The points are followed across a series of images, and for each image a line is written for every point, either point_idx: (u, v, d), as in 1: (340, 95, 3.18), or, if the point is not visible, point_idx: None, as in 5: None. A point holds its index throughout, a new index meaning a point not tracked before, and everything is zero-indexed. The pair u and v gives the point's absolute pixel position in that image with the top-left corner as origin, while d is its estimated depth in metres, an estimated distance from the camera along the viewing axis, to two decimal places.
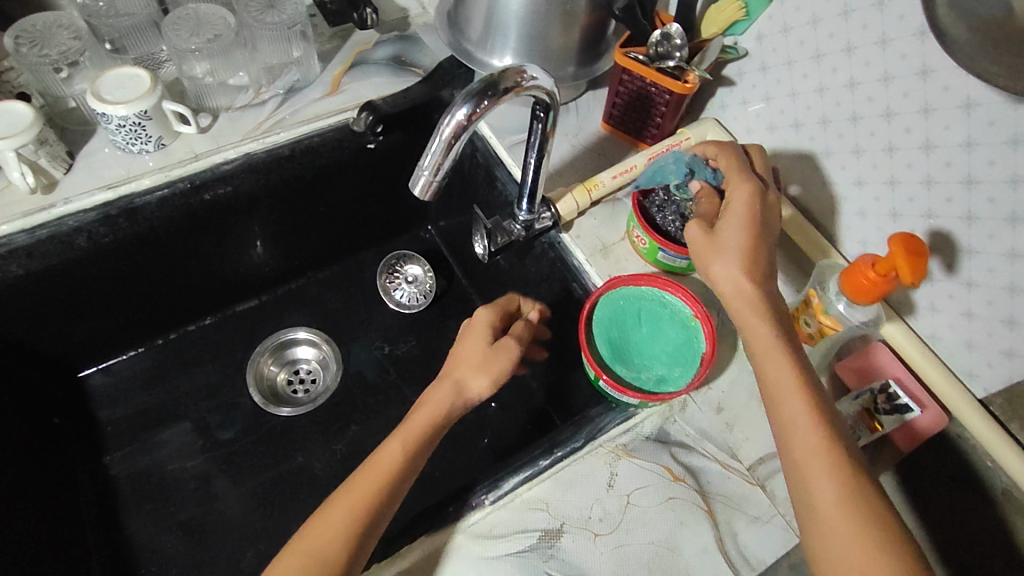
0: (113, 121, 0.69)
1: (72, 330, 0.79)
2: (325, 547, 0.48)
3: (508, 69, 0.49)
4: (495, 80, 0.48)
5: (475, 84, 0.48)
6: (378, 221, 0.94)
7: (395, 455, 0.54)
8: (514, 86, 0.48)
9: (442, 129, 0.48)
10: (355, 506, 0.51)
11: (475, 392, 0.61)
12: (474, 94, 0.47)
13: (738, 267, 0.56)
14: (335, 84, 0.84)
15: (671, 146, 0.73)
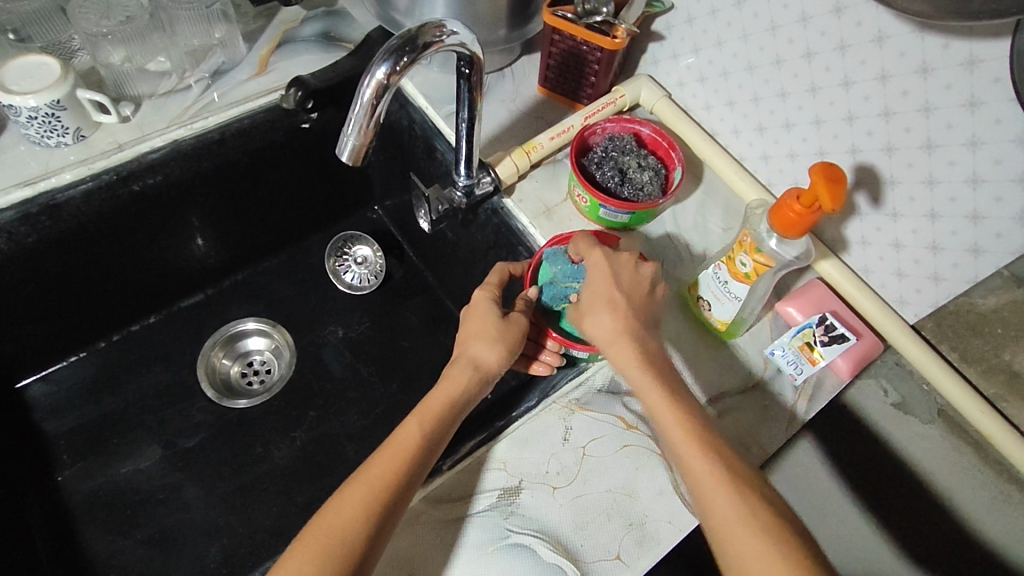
0: (23, 113, 0.66)
1: (3, 339, 0.76)
2: (337, 535, 0.48)
3: (427, 24, 0.49)
4: (415, 36, 0.49)
5: (392, 42, 0.48)
6: (321, 203, 0.93)
7: (412, 437, 0.53)
8: (434, 40, 0.49)
9: (362, 91, 0.47)
10: (371, 490, 0.50)
11: (491, 368, 0.59)
12: (392, 51, 0.47)
13: (603, 314, 0.57)
14: (263, 64, 0.81)
15: (607, 104, 0.76)
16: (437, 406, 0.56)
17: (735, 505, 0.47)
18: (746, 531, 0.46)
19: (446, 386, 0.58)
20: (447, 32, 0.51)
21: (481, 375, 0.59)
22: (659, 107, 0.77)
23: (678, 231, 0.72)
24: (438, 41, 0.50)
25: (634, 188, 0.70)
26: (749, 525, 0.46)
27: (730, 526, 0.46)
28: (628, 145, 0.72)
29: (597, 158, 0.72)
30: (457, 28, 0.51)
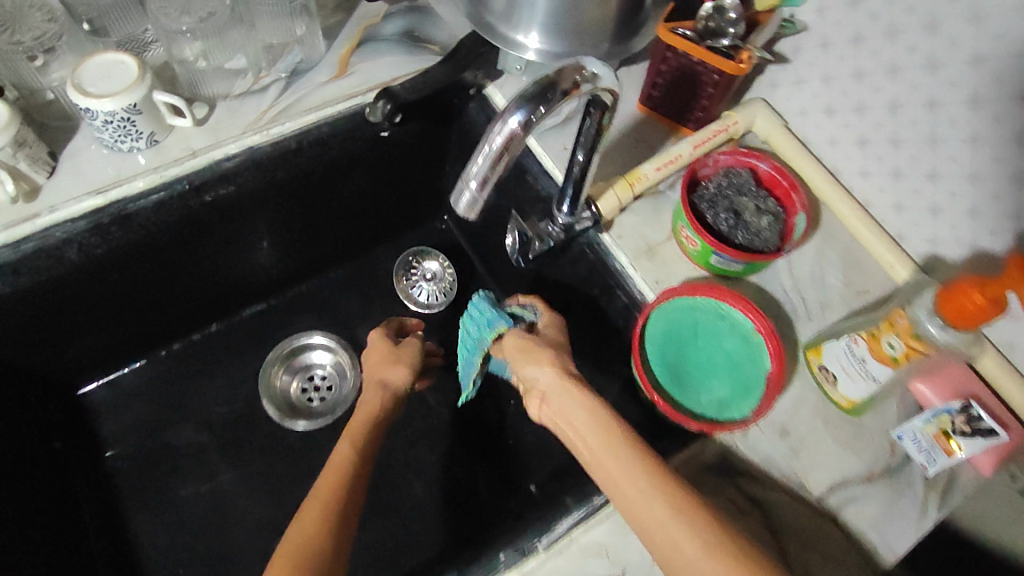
0: (99, 117, 0.61)
1: (70, 346, 0.73)
2: (294, 557, 0.43)
3: (565, 67, 0.43)
4: (554, 82, 0.42)
5: (529, 87, 0.42)
6: (390, 213, 0.88)
7: (341, 460, 0.52)
8: (574, 88, 0.43)
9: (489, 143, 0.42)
10: (320, 507, 0.47)
11: (399, 381, 0.64)
12: (530, 98, 0.41)
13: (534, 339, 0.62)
14: (342, 65, 0.75)
15: (718, 132, 0.68)
16: (365, 414, 0.59)
17: (671, 508, 0.45)
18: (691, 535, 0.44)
19: (367, 397, 0.61)
20: (586, 74, 0.44)
21: (410, 352, 0.67)
22: (775, 137, 0.70)
23: (793, 284, 0.66)
24: (578, 86, 0.43)
25: (749, 233, 0.63)
26: (692, 528, 0.44)
27: (689, 560, 0.43)
28: (746, 183, 0.65)
29: (710, 196, 0.65)
30: (597, 70, 0.44)
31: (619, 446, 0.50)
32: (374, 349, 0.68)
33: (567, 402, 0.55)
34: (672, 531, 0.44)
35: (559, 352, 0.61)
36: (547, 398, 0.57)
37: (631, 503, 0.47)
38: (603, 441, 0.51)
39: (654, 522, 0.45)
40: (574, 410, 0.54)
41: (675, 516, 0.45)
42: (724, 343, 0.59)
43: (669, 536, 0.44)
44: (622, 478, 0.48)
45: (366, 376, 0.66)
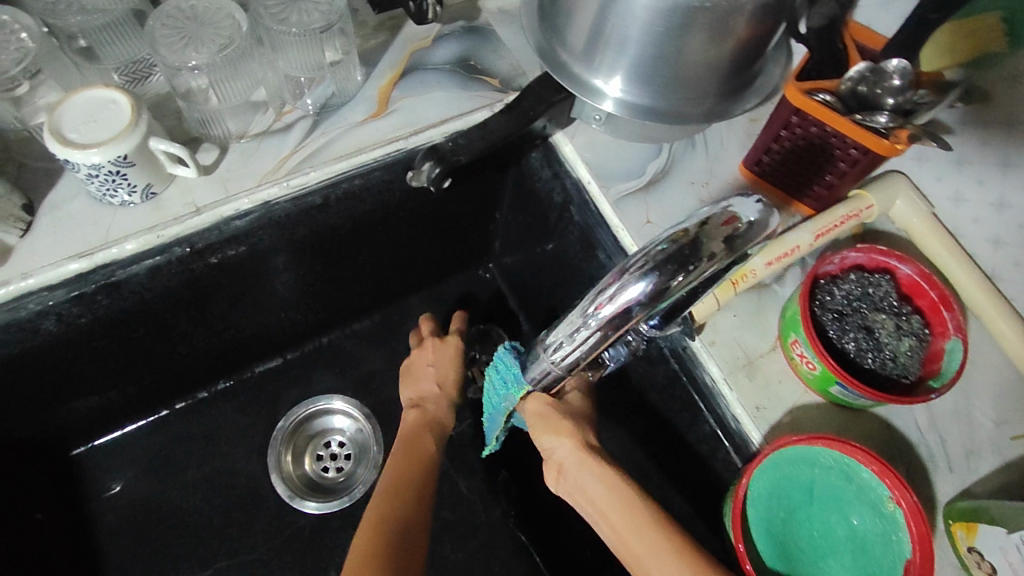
0: (81, 170, 0.50)
1: (53, 416, 0.63)
2: None
3: (712, 219, 0.33)
4: (690, 247, 0.33)
5: (658, 249, 0.33)
6: (428, 263, 0.76)
7: (378, 515, 0.54)
8: (719, 254, 0.33)
9: (590, 313, 0.36)
10: (371, 574, 0.49)
11: (421, 411, 0.64)
12: (653, 268, 0.33)
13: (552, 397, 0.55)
14: (382, 101, 0.63)
15: (847, 218, 0.54)
16: (395, 477, 0.57)
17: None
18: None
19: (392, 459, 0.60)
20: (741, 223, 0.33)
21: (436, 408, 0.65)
22: (918, 228, 0.56)
23: (929, 420, 0.52)
24: (723, 249, 0.33)
25: (882, 358, 0.50)
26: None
27: None
28: (882, 293, 0.52)
29: (834, 305, 0.52)
30: (750, 216, 0.33)
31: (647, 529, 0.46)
32: (421, 360, 0.68)
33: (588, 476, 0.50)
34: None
35: (581, 421, 0.54)
36: (568, 471, 0.52)
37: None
38: (630, 520, 0.47)
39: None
40: (598, 487, 0.49)
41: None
42: (850, 513, 0.45)
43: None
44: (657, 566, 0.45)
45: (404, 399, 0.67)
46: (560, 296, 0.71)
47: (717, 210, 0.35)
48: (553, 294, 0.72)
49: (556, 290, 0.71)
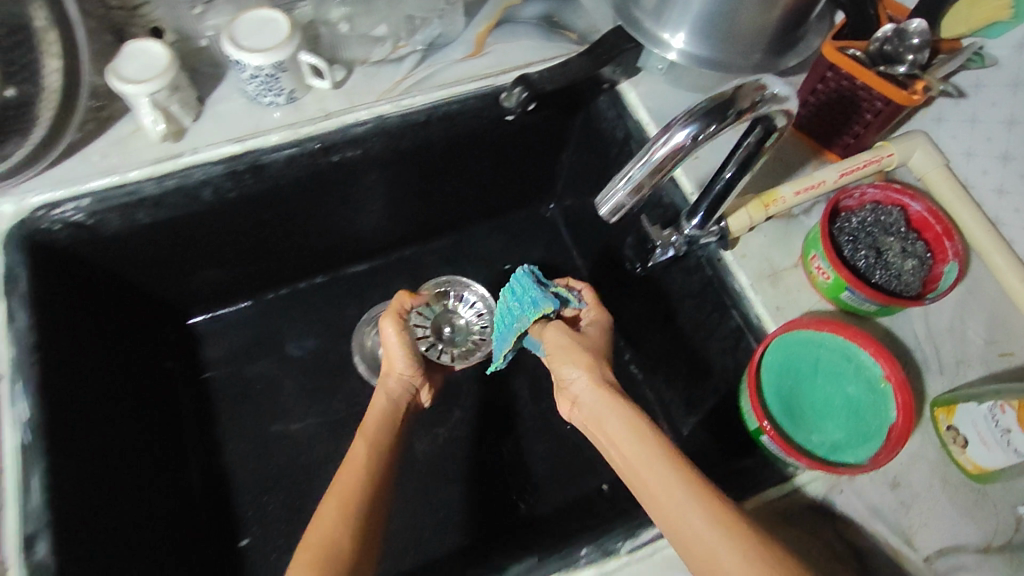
0: (247, 71, 0.63)
1: (188, 281, 0.77)
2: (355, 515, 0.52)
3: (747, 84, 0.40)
4: (730, 99, 0.40)
5: (704, 102, 0.40)
6: (499, 193, 0.88)
7: (364, 455, 0.58)
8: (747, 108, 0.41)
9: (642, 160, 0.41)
10: (348, 497, 0.53)
11: (404, 377, 0.70)
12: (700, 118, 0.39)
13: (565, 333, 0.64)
14: (479, 44, 0.75)
15: (869, 163, 0.63)
16: (377, 433, 0.62)
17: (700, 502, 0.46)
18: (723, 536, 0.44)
19: (375, 414, 0.65)
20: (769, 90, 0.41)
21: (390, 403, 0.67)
22: (933, 177, 0.64)
23: (926, 332, 0.61)
24: (753, 106, 0.41)
25: (888, 276, 0.59)
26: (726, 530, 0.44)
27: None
28: (894, 222, 0.60)
29: (850, 229, 0.61)
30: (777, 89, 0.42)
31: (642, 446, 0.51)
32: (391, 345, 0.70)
33: (601, 414, 0.55)
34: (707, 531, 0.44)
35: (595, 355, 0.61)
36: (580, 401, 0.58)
37: (659, 501, 0.48)
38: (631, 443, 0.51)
39: (684, 522, 0.46)
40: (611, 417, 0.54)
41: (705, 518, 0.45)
42: (847, 386, 0.55)
43: (697, 534, 0.45)
44: (652, 478, 0.49)
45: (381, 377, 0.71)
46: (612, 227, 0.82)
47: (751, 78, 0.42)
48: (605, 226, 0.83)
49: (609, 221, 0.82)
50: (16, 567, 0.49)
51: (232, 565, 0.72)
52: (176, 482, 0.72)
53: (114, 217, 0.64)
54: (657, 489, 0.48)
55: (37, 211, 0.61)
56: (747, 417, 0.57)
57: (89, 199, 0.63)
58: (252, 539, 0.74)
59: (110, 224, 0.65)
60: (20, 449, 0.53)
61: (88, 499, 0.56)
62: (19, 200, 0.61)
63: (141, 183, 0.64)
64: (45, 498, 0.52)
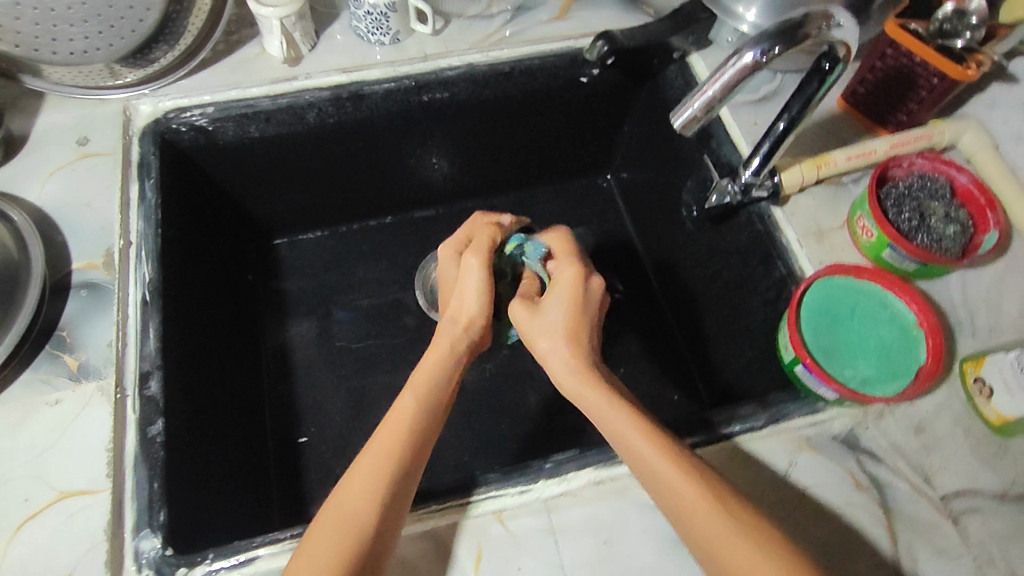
0: (364, 8, 0.72)
1: (276, 203, 0.86)
2: (352, 512, 0.46)
3: (814, 15, 0.48)
4: (798, 25, 0.47)
5: (775, 28, 0.47)
6: (563, 157, 0.94)
7: (409, 414, 0.52)
8: (811, 34, 0.48)
9: (721, 75, 0.47)
10: (379, 470, 0.48)
11: (477, 317, 0.61)
12: (771, 37, 0.46)
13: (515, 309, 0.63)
14: (563, 9, 0.82)
15: (921, 138, 0.68)
16: (426, 384, 0.55)
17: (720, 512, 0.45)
18: (748, 546, 0.43)
19: (429, 365, 0.57)
20: (830, 25, 0.49)
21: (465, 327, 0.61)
22: (980, 158, 0.68)
23: (962, 298, 0.65)
24: (817, 33, 0.48)
25: (930, 237, 0.63)
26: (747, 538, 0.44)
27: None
28: (940, 191, 0.65)
29: (896, 195, 0.65)
30: (840, 22, 0.49)
31: (652, 448, 0.49)
32: (468, 282, 0.63)
33: (603, 406, 0.53)
34: (730, 542, 0.44)
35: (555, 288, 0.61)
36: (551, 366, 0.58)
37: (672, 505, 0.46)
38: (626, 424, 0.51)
39: (704, 527, 0.45)
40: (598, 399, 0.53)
41: (723, 527, 0.44)
42: (881, 330, 0.60)
43: (717, 544, 0.44)
44: (665, 482, 0.47)
45: (442, 319, 0.61)
46: (665, 193, 0.87)
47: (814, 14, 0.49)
48: (660, 193, 0.89)
49: (664, 187, 0.87)
50: (132, 396, 0.57)
51: (290, 457, 0.79)
52: (248, 377, 0.80)
53: (231, 126, 0.72)
54: (671, 492, 0.47)
55: (168, 113, 0.70)
56: (785, 351, 0.61)
57: (212, 108, 0.71)
58: (309, 438, 0.80)
59: (227, 133, 0.73)
60: (141, 304, 0.61)
61: (187, 360, 0.65)
62: (154, 103, 0.71)
63: (259, 99, 0.72)
64: (159, 345, 0.60)
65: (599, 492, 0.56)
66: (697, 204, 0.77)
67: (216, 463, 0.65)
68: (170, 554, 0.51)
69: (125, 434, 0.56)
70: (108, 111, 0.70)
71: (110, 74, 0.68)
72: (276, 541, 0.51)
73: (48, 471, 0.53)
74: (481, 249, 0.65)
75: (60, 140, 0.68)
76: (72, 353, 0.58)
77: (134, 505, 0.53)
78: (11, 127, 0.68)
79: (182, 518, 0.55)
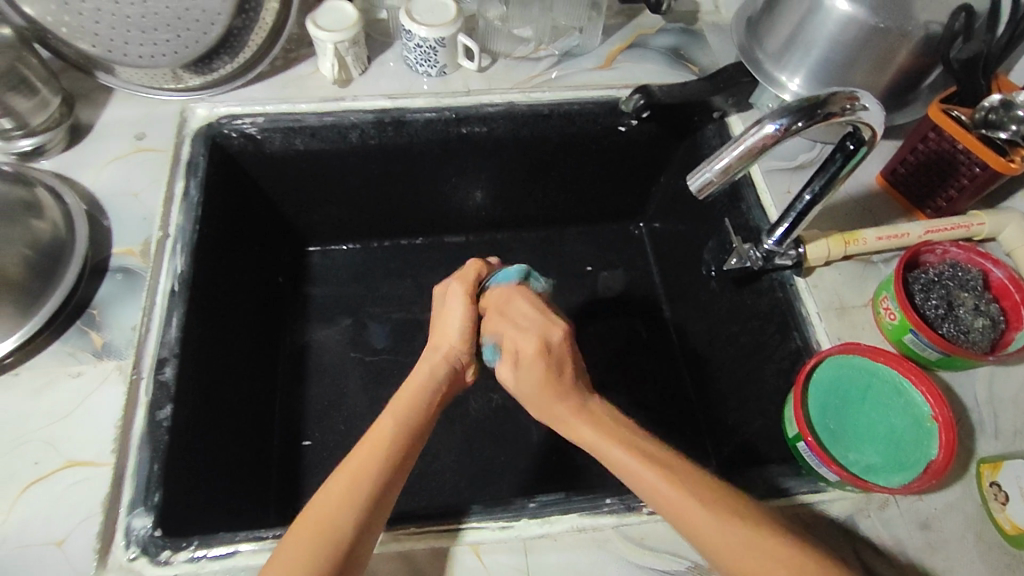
0: (414, 40, 0.75)
1: (312, 213, 0.89)
2: (327, 520, 0.45)
3: (838, 94, 0.49)
4: (821, 103, 0.48)
5: (796, 103, 0.48)
6: (597, 202, 0.95)
7: (390, 430, 0.51)
8: (834, 113, 0.48)
9: (740, 142, 0.48)
10: (359, 475, 0.48)
11: (456, 348, 0.61)
12: (794, 112, 0.47)
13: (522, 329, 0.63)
14: (608, 60, 0.84)
15: (958, 226, 0.66)
16: (408, 400, 0.55)
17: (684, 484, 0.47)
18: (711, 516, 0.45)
19: (416, 383, 0.57)
20: (855, 105, 0.50)
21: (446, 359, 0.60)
22: (1020, 253, 0.66)
23: (987, 396, 0.61)
24: (842, 113, 0.49)
25: (957, 328, 0.61)
26: (714, 511, 0.45)
27: None
28: (972, 281, 0.62)
29: (925, 280, 0.63)
30: (867, 104, 0.50)
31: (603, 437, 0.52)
32: (452, 314, 0.63)
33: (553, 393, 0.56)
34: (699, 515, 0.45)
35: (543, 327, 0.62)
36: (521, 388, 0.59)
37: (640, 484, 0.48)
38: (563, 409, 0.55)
39: (676, 506, 0.46)
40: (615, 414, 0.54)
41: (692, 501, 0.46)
42: (892, 418, 0.58)
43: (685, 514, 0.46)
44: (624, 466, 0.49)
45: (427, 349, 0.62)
46: (692, 247, 0.86)
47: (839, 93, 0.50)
48: (687, 247, 0.88)
49: (692, 242, 0.86)
50: (147, 378, 0.58)
51: (290, 459, 0.79)
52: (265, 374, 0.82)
53: (278, 137, 0.76)
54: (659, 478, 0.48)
55: (222, 119, 0.74)
56: (789, 426, 0.59)
57: (263, 118, 0.75)
58: (313, 442, 0.80)
59: (273, 143, 0.76)
60: (169, 293, 0.63)
61: (207, 352, 0.66)
62: (211, 107, 0.75)
63: (306, 115, 0.76)
64: (179, 335, 0.61)
65: (581, 540, 0.53)
66: (715, 264, 0.76)
67: (219, 457, 0.65)
68: (158, 535, 0.52)
69: (135, 413, 0.57)
70: (168, 110, 0.75)
71: (174, 79, 0.73)
72: (258, 539, 0.51)
73: (60, 439, 0.54)
74: (468, 279, 0.65)
75: (120, 133, 0.73)
76: (99, 330, 0.60)
77: (132, 481, 0.53)
78: (80, 116, 0.73)
79: (175, 503, 0.55)
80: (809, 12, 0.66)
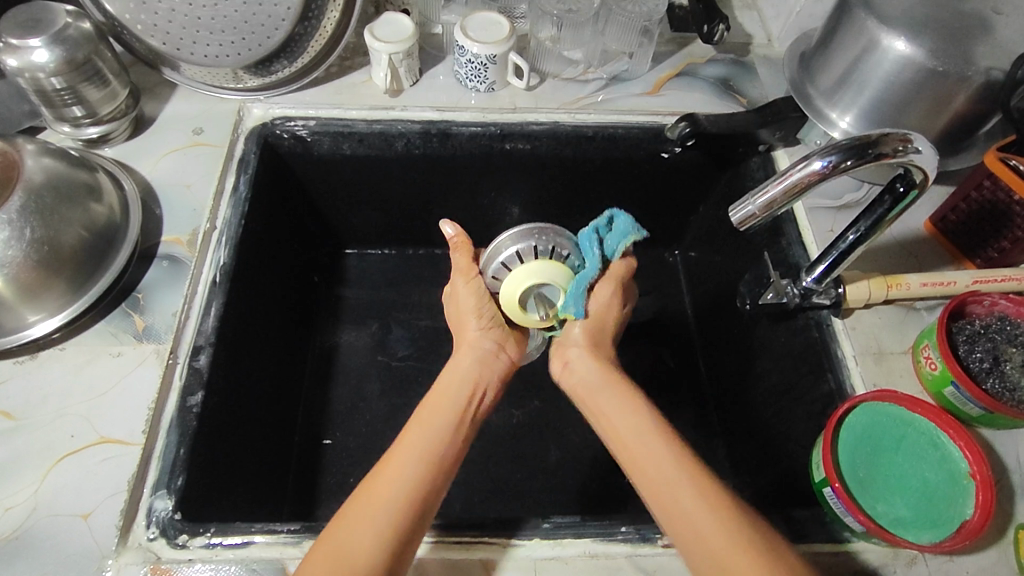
0: (466, 56, 0.77)
1: (353, 216, 0.90)
2: (411, 479, 0.48)
3: (891, 134, 0.48)
4: (872, 142, 0.47)
5: (846, 141, 0.48)
6: (635, 226, 0.94)
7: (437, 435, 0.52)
8: (884, 153, 0.47)
9: (783, 178, 0.47)
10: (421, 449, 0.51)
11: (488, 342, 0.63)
12: (842, 150, 0.47)
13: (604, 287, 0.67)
14: (657, 85, 0.84)
15: (1008, 278, 0.62)
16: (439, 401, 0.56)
17: (719, 521, 0.45)
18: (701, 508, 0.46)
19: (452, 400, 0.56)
20: (907, 147, 0.49)
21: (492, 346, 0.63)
22: None
23: None
24: (893, 154, 0.48)
25: (1002, 385, 0.58)
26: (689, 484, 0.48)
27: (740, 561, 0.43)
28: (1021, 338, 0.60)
29: (970, 332, 0.61)
30: (920, 146, 0.49)
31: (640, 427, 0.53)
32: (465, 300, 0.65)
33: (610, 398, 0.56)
34: (722, 547, 0.44)
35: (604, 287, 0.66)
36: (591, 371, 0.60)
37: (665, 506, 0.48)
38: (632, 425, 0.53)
39: (696, 524, 0.46)
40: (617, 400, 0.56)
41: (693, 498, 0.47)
42: (926, 471, 0.55)
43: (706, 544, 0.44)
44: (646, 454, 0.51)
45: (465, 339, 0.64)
46: (726, 278, 0.85)
47: (892, 133, 0.49)
48: (721, 278, 0.87)
49: (727, 274, 0.85)
50: (182, 363, 0.60)
51: (310, 455, 0.80)
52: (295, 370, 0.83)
53: (326, 141, 0.78)
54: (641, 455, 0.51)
55: (276, 119, 0.77)
56: (816, 470, 0.57)
57: (314, 122, 0.77)
58: (333, 442, 0.81)
59: (322, 146, 0.79)
60: (211, 283, 0.65)
61: (240, 343, 0.67)
62: (266, 108, 0.78)
63: (356, 122, 0.78)
64: (216, 324, 0.63)
65: (592, 566, 0.52)
66: (749, 297, 0.75)
67: (242, 448, 0.66)
68: (178, 518, 0.52)
69: (168, 397, 0.58)
70: (226, 109, 0.78)
71: (234, 78, 0.77)
72: (274, 532, 0.52)
73: (96, 416, 0.56)
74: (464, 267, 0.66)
75: (179, 127, 0.76)
76: (142, 314, 0.62)
77: (160, 463, 0.55)
78: (144, 109, 0.77)
79: (197, 491, 0.56)
80: (864, 51, 0.65)
